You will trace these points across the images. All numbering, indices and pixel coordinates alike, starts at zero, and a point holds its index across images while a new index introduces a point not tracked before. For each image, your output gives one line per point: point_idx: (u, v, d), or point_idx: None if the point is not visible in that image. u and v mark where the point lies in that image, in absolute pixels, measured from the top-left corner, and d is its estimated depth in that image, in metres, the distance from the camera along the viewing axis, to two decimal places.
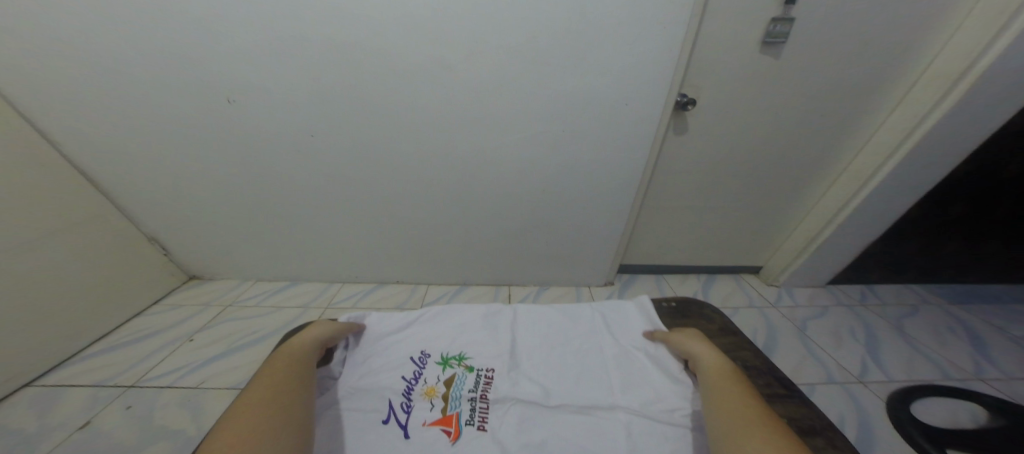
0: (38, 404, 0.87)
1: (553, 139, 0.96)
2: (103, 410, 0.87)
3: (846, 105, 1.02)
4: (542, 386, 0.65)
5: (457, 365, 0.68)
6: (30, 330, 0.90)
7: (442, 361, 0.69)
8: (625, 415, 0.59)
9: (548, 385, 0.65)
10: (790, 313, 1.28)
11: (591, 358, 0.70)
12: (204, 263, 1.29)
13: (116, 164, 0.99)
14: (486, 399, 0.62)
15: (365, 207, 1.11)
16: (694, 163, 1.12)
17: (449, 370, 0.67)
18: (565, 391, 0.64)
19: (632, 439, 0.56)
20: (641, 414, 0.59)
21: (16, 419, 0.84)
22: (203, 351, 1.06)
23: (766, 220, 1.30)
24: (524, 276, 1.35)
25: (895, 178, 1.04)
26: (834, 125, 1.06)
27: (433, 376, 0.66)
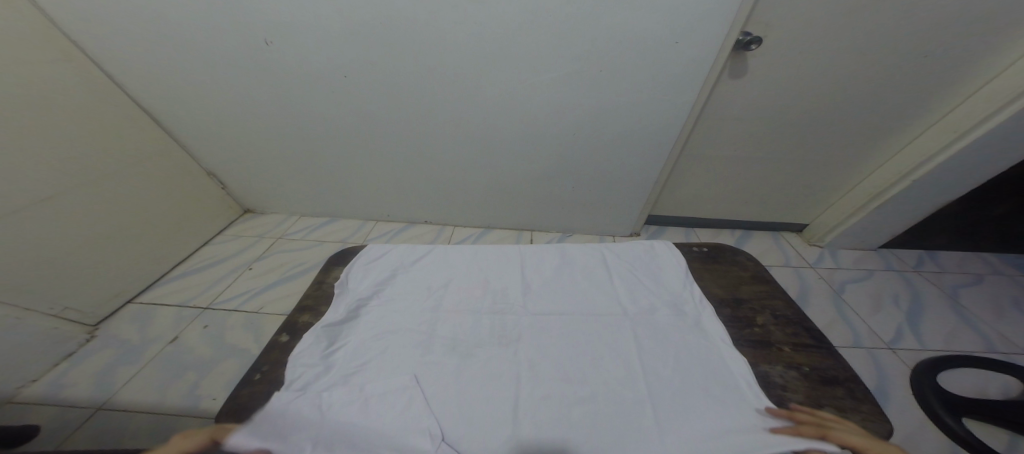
0: (137, 320, 1.03)
1: (588, 83, 0.88)
2: (185, 328, 1.03)
3: (963, 44, 0.83)
4: (553, 311, 0.61)
5: (457, 346, 0.55)
6: (119, 254, 1.03)
7: (444, 346, 0.55)
8: (656, 312, 0.59)
9: (560, 313, 0.60)
10: (829, 274, 1.21)
11: (612, 337, 0.56)
12: (255, 197, 1.40)
13: (170, 100, 1.03)
14: (498, 311, 0.61)
15: (398, 151, 1.13)
16: (751, 108, 0.99)
17: (456, 334, 0.57)
18: (578, 314, 0.60)
19: (660, 315, 0.59)
20: (670, 313, 0.59)
21: (123, 326, 1.01)
22: (261, 279, 1.20)
23: (824, 175, 1.17)
24: (548, 222, 1.37)
25: (1003, 132, 0.87)
26: (940, 68, 0.88)
27: (444, 334, 0.57)
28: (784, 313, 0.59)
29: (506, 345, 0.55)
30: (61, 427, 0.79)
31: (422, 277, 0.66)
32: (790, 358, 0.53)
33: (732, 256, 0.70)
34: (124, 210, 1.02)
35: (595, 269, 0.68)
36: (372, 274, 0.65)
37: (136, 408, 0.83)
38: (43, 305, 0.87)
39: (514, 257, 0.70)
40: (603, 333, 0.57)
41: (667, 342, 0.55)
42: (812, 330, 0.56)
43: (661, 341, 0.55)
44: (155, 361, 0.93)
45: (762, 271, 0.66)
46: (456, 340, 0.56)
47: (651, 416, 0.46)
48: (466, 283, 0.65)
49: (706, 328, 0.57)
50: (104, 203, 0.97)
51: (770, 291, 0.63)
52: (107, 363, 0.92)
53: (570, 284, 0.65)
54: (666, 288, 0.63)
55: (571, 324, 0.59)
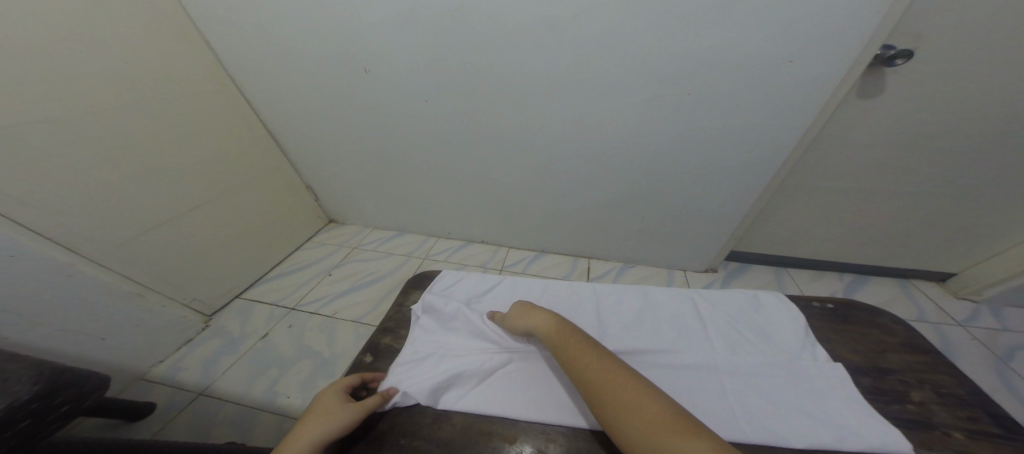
0: (239, 314, 1.19)
1: (673, 105, 0.83)
2: (274, 326, 1.15)
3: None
4: (640, 353, 0.55)
5: (532, 388, 0.52)
6: (236, 256, 1.20)
7: (520, 385, 0.53)
8: (760, 364, 0.51)
9: (647, 357, 0.54)
10: (988, 337, 0.93)
11: (709, 393, 0.49)
12: (338, 209, 1.57)
13: (286, 125, 1.21)
14: None
15: (466, 172, 1.18)
16: (878, 132, 0.83)
17: (532, 373, 0.54)
18: (670, 363, 0.53)
19: (764, 368, 0.50)
20: (780, 369, 0.50)
21: (229, 319, 1.17)
22: (337, 285, 1.32)
23: (982, 214, 0.93)
24: (608, 251, 1.29)
25: None
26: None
27: (520, 372, 0.54)
28: (956, 391, 0.46)
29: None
30: (169, 408, 0.92)
31: (497, 305, 0.65)
32: (970, 450, 0.40)
33: (866, 313, 0.57)
34: (243, 218, 1.20)
35: (686, 315, 0.60)
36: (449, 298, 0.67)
37: (227, 398, 0.94)
38: (179, 295, 1.06)
39: (598, 297, 0.65)
40: (697, 389, 0.49)
41: (785, 414, 0.45)
42: (1003, 419, 0.42)
43: (768, 403, 0.47)
44: (249, 354, 1.06)
45: (917, 339, 0.52)
46: (532, 381, 0.53)
47: None
48: None
49: (831, 393, 0.47)
50: (230, 212, 1.15)
51: (931, 361, 0.49)
52: (213, 351, 1.07)
53: (655, 329, 0.58)
54: (778, 347, 0.53)
55: (661, 372, 0.52)
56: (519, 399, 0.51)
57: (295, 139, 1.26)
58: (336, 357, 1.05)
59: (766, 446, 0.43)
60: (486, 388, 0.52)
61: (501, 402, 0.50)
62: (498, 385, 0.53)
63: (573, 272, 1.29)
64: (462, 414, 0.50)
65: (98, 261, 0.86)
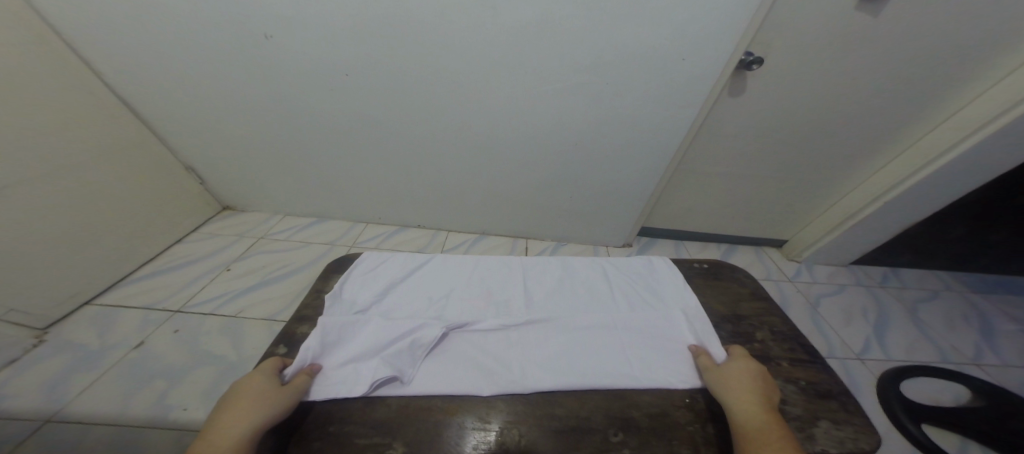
0: (96, 324, 0.95)
1: (595, 93, 0.90)
2: (154, 333, 0.95)
3: (941, 74, 0.90)
4: (566, 321, 0.61)
5: (466, 362, 0.54)
6: (75, 255, 0.94)
7: (453, 361, 0.54)
8: (646, 315, 0.62)
9: (571, 324, 0.60)
10: (805, 288, 1.28)
11: (614, 344, 0.58)
12: (237, 195, 1.33)
13: (149, 90, 0.96)
14: (515, 329, 0.59)
15: (397, 153, 1.10)
16: (741, 127, 1.04)
17: (467, 347, 0.56)
18: (589, 327, 0.60)
19: (649, 318, 0.62)
20: (661, 318, 0.62)
21: (80, 332, 0.93)
22: (240, 281, 1.14)
23: (805, 194, 1.25)
24: (543, 231, 1.38)
25: (965, 162, 0.95)
26: (915, 99, 0.96)
27: (455, 348, 0.56)
28: (782, 329, 0.62)
29: (510, 356, 0.55)
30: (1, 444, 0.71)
31: (422, 286, 0.65)
32: (790, 372, 0.55)
33: (729, 272, 0.73)
34: (94, 203, 0.95)
35: (597, 282, 0.68)
36: (375, 284, 0.64)
37: (96, 419, 0.77)
38: None
39: (531, 273, 0.70)
40: (606, 345, 0.57)
41: (664, 356, 0.56)
42: (808, 347, 0.59)
43: (653, 347, 0.58)
44: (116, 369, 0.86)
45: (760, 289, 0.69)
46: (465, 355, 0.55)
47: (651, 420, 0.48)
48: (479, 296, 0.64)
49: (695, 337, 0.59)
50: (62, 194, 0.88)
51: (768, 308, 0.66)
52: (59, 371, 0.84)
53: (575, 296, 0.66)
54: (663, 302, 0.65)
55: (584, 335, 0.59)
56: (451, 373, 0.52)
57: (162, 107, 1.00)
58: (244, 361, 0.92)
59: (659, 385, 0.52)
60: (417, 366, 0.52)
61: (432, 378, 0.51)
62: (429, 364, 0.53)
63: (512, 253, 1.34)
64: (396, 396, 0.49)
65: None
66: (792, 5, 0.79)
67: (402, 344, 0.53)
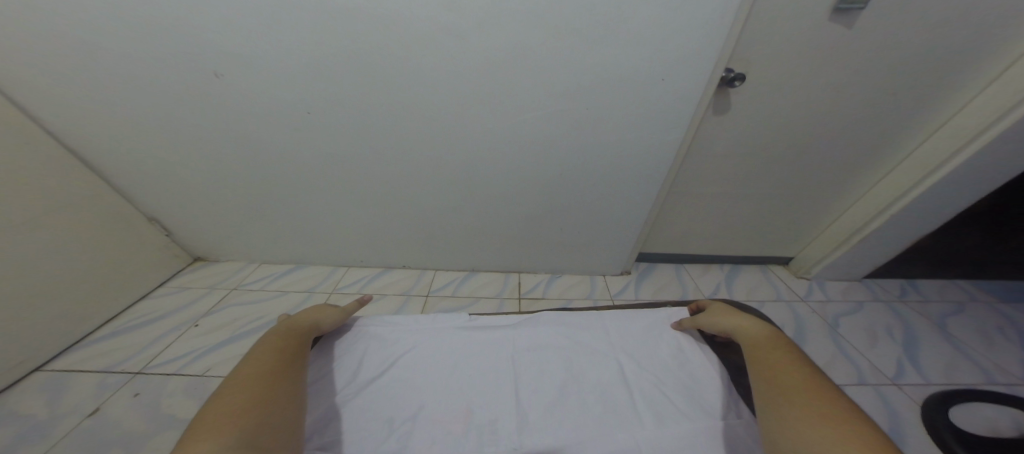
0: (46, 392, 0.85)
1: (575, 119, 0.86)
2: (111, 397, 0.85)
3: (926, 80, 0.88)
4: (558, 395, 0.55)
5: None
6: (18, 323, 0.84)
7: None
8: (645, 373, 0.57)
9: (563, 399, 0.54)
10: (821, 307, 1.19)
11: (614, 415, 0.52)
12: (209, 245, 1.25)
13: (106, 142, 0.92)
14: (499, 434, 0.50)
15: (375, 192, 1.05)
16: (731, 145, 1.01)
17: None
18: (583, 396, 0.54)
19: (648, 376, 0.56)
20: (662, 377, 0.56)
21: (26, 403, 0.82)
22: (208, 337, 1.03)
23: (806, 209, 1.19)
24: (535, 264, 1.29)
25: (969, 168, 0.91)
26: (904, 108, 0.93)
27: None
28: None
29: None
30: None
31: (385, 404, 0.53)
32: None
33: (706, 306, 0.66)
34: (43, 264, 0.87)
35: (614, 384, 0.56)
36: (342, 370, 0.57)
37: None
38: None
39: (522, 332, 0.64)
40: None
41: (668, 424, 0.50)
42: None
43: (656, 413, 0.51)
44: (65, 442, 0.75)
45: None
46: None
47: None
48: (461, 383, 0.56)
49: (703, 400, 0.53)
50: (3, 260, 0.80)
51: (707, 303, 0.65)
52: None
53: (580, 409, 0.53)
54: (664, 356, 0.60)
55: (580, 409, 0.53)
56: None
57: (119, 157, 0.95)
58: None
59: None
60: None
61: None
62: None
63: (504, 289, 1.25)
64: None
65: None
66: (765, 20, 0.78)
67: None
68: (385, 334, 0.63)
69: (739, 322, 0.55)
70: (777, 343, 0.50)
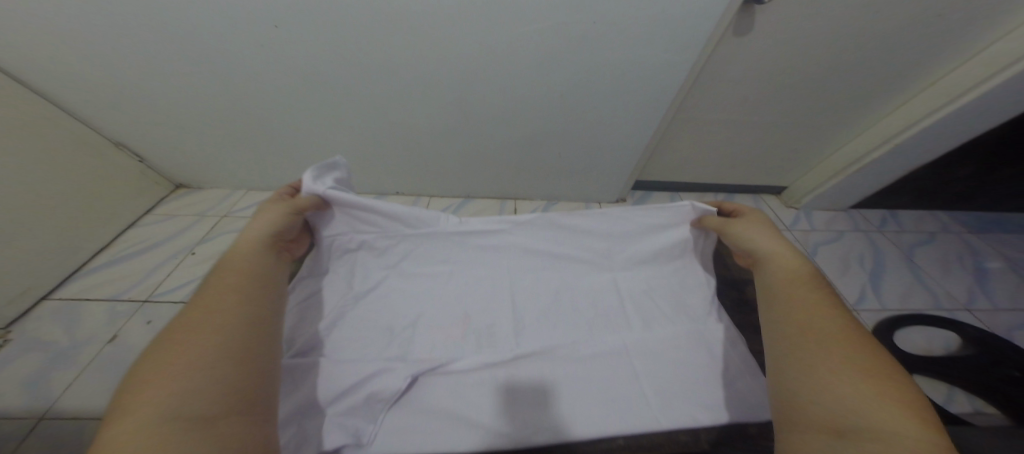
0: (58, 320, 0.88)
1: (578, 33, 0.75)
2: (124, 325, 0.89)
3: None
4: (543, 307, 0.60)
5: (439, 404, 0.47)
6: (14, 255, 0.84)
7: (423, 406, 0.47)
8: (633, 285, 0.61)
9: (548, 310, 0.59)
10: (803, 237, 1.24)
11: (601, 323, 0.58)
12: (188, 171, 1.19)
13: (46, 53, 0.80)
14: (491, 338, 0.55)
15: (360, 113, 0.97)
16: (747, 69, 0.92)
17: (436, 385, 0.50)
18: (571, 306, 0.60)
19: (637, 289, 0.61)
20: (650, 288, 0.60)
21: (44, 330, 0.86)
22: (208, 265, 1.05)
23: (809, 139, 1.16)
24: (531, 191, 1.28)
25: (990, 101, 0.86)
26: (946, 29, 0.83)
27: (426, 393, 0.49)
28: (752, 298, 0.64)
29: (499, 402, 0.48)
30: None
31: (381, 314, 0.56)
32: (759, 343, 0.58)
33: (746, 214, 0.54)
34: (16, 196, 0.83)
35: (602, 296, 0.60)
36: (337, 283, 0.57)
37: (86, 415, 0.74)
38: None
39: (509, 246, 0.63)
40: (614, 379, 0.51)
41: (653, 329, 0.56)
42: None
43: (643, 321, 0.57)
44: (94, 364, 0.81)
45: None
46: (435, 401, 0.48)
47: (643, 398, 0.49)
48: (454, 294, 0.60)
49: (689, 308, 0.58)
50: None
51: (747, 210, 0.55)
52: (30, 372, 0.79)
53: (571, 316, 0.59)
54: (658, 269, 0.61)
55: (565, 319, 0.58)
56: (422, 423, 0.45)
57: (54, 69, 0.84)
58: None
59: (682, 427, 0.46)
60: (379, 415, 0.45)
61: (399, 428, 0.45)
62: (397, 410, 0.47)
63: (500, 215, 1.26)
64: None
65: None
66: None
67: (359, 397, 0.46)
68: (371, 245, 0.58)
69: (785, 254, 0.47)
70: (823, 286, 0.43)
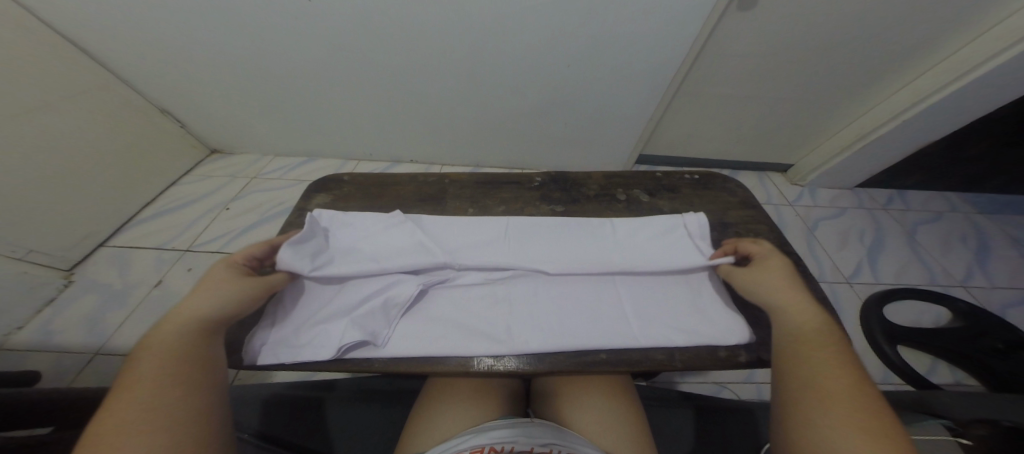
0: (113, 264, 1.00)
1: (585, 4, 0.78)
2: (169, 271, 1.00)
3: None
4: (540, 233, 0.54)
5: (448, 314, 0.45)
6: (76, 204, 0.96)
7: (436, 316, 0.44)
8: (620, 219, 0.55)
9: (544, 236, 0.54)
10: (805, 212, 1.26)
11: (589, 249, 0.52)
12: (220, 135, 1.28)
13: (99, 21, 0.88)
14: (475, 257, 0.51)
15: (379, 83, 1.02)
16: (753, 42, 0.93)
17: (429, 297, 0.46)
18: (560, 234, 0.54)
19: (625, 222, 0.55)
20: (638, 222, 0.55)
21: (101, 273, 0.98)
22: (241, 219, 1.16)
23: (816, 116, 1.17)
24: (539, 162, 1.33)
25: (998, 77, 0.86)
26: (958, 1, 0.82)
27: (436, 305, 0.46)
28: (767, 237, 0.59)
29: (493, 314, 0.45)
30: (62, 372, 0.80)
31: (402, 231, 0.52)
32: None
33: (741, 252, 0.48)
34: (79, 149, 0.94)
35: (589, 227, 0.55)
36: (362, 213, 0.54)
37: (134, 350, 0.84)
38: (4, 247, 0.83)
39: (506, 189, 0.64)
40: (600, 301, 0.47)
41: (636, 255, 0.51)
42: (792, 252, 0.56)
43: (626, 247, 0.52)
44: (144, 304, 0.93)
45: (750, 197, 0.65)
46: (443, 313, 0.45)
47: (619, 319, 0.45)
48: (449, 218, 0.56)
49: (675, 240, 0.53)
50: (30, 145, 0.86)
51: (762, 253, 0.45)
52: (93, 308, 0.91)
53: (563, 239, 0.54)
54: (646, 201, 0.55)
55: (556, 244, 0.53)
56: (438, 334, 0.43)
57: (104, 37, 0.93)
58: None
59: (656, 344, 0.43)
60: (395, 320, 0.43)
61: (413, 332, 0.43)
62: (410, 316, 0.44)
63: None
64: (382, 360, 0.41)
65: None
66: None
67: (374, 303, 0.43)
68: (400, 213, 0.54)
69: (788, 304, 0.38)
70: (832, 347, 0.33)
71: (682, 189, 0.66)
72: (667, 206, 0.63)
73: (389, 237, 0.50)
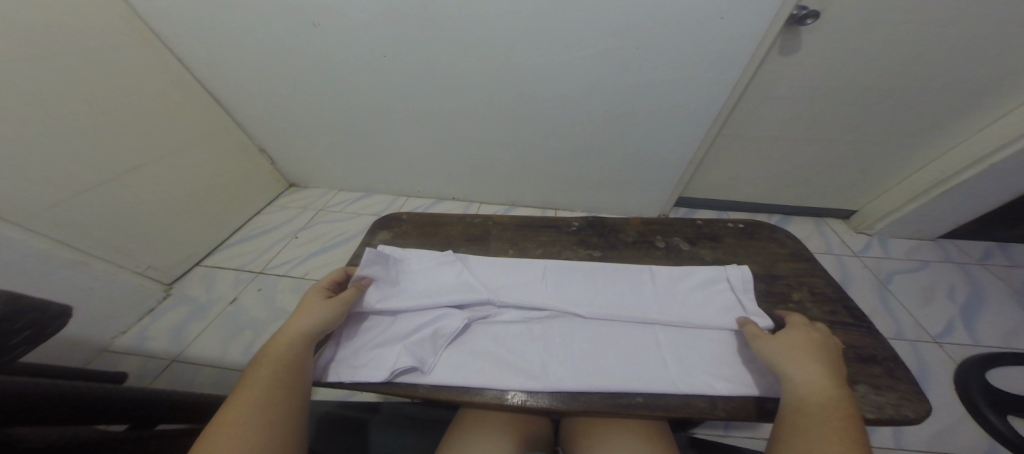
0: (203, 281, 1.18)
1: (624, 57, 0.85)
2: (242, 290, 1.15)
3: None
4: (579, 277, 0.57)
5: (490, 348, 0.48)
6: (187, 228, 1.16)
7: (477, 350, 0.47)
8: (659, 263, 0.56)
9: (583, 279, 0.56)
10: (875, 264, 1.13)
11: (626, 293, 0.53)
12: (299, 172, 1.51)
13: (233, 86, 1.13)
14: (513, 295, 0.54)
15: (434, 128, 1.17)
16: (796, 87, 0.94)
17: (473, 331, 0.50)
18: (598, 277, 0.56)
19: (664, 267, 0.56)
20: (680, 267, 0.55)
21: (192, 288, 1.15)
22: (305, 247, 1.31)
23: (878, 159, 1.09)
24: (572, 201, 1.37)
25: None
26: None
27: (478, 341, 0.48)
28: (823, 290, 0.56)
29: (531, 352, 0.47)
30: (148, 374, 0.93)
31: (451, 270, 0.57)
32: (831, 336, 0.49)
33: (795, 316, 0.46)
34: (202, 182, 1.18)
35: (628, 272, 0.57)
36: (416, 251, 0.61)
37: (202, 362, 0.96)
38: (132, 262, 1.02)
39: (544, 232, 0.68)
40: (636, 344, 0.47)
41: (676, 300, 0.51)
42: (852, 309, 0.52)
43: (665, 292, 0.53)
44: (219, 319, 1.07)
45: (802, 250, 0.62)
46: (485, 347, 0.48)
47: (656, 364, 0.44)
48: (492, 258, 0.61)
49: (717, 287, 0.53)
50: (172, 180, 1.09)
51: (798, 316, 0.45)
52: (181, 319, 1.07)
53: (601, 281, 0.56)
54: None
55: (593, 286, 0.55)
56: (479, 366, 0.45)
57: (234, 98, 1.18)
58: None
59: (696, 392, 0.41)
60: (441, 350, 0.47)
61: (456, 362, 0.46)
62: (454, 347, 0.47)
63: None
64: (426, 387, 0.44)
65: (37, 229, 0.82)
66: None
67: (424, 332, 0.47)
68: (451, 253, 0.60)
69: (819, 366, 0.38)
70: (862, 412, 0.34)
71: (725, 239, 0.65)
72: (709, 255, 0.62)
73: (441, 274, 0.56)
